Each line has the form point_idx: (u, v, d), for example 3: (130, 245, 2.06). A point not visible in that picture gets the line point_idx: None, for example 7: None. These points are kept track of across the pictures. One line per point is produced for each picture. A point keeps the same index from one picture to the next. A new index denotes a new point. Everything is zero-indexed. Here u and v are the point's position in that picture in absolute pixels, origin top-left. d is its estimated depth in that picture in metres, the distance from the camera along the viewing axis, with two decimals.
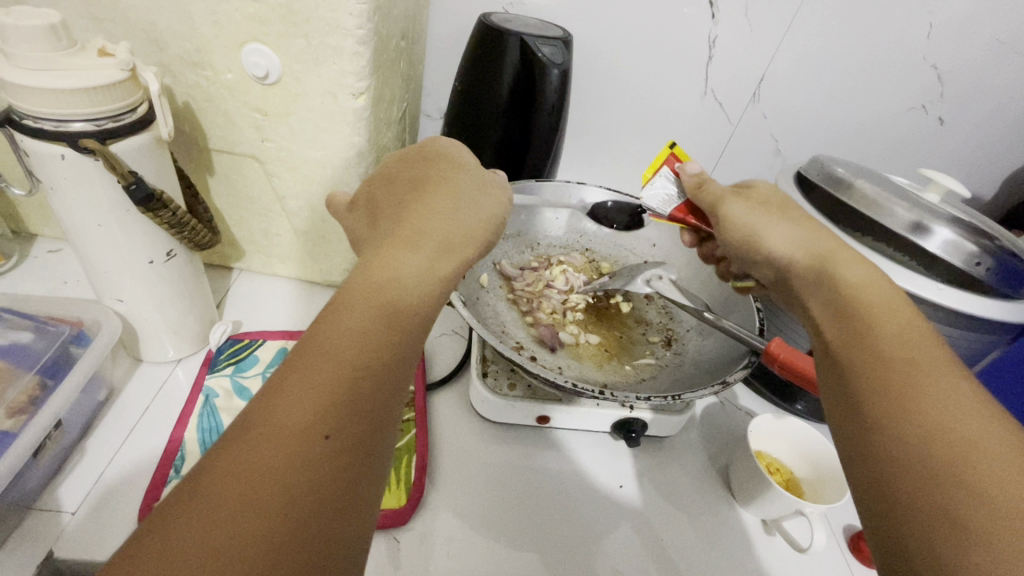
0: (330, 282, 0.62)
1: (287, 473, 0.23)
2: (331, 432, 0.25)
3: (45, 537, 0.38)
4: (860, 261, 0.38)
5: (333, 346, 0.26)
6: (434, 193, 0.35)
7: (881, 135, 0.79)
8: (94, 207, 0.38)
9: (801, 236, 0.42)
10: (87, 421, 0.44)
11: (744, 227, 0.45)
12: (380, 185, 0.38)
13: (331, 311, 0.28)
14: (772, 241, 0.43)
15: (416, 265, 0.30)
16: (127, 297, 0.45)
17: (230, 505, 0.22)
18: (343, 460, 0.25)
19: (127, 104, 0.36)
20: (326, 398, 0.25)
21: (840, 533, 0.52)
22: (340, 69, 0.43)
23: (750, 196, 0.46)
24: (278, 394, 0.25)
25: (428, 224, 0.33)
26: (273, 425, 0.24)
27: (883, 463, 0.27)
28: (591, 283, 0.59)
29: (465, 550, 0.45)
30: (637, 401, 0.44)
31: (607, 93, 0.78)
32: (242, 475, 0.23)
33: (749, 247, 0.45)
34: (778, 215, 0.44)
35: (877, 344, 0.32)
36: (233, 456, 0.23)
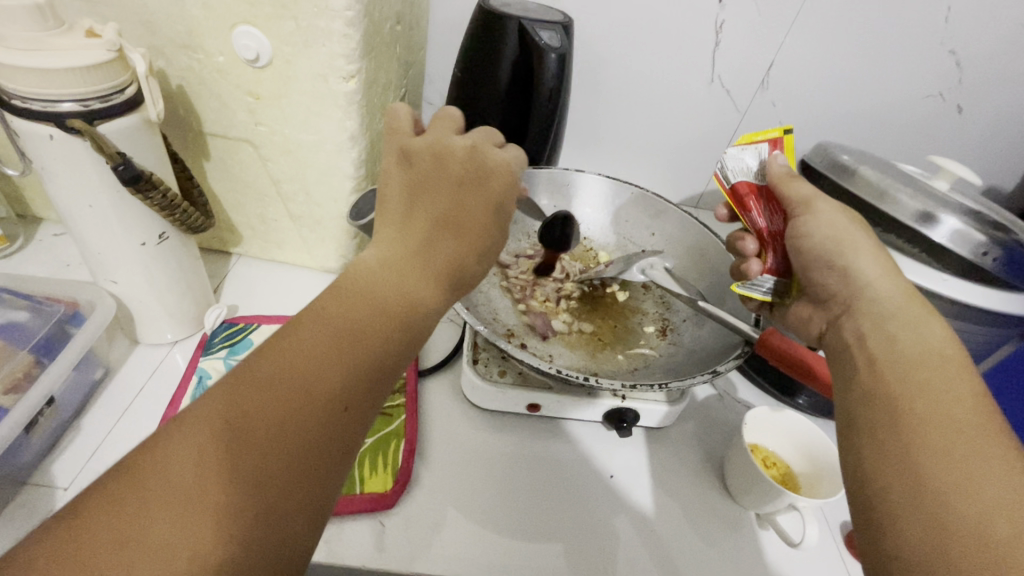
0: (327, 268, 0.62)
1: (305, 432, 0.25)
2: (349, 405, 0.26)
3: (39, 511, 0.39)
4: (926, 311, 0.36)
5: (361, 329, 0.28)
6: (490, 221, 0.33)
7: (896, 124, 0.76)
8: (85, 188, 0.39)
9: (886, 264, 0.40)
10: (82, 399, 0.45)
11: (839, 232, 0.42)
12: (427, 167, 0.34)
13: (362, 297, 0.29)
14: (861, 259, 0.40)
15: (443, 298, 0.31)
16: (122, 278, 0.45)
17: (242, 446, 0.24)
18: (351, 432, 0.27)
19: (115, 85, 0.36)
20: (349, 372, 0.27)
21: (838, 529, 0.50)
22: (330, 51, 0.43)
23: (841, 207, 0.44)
24: (299, 356, 0.26)
25: (471, 258, 0.32)
26: (294, 383, 0.25)
27: (911, 506, 0.28)
28: (587, 271, 0.58)
29: (452, 535, 0.45)
30: (621, 389, 0.44)
31: (612, 80, 0.76)
32: (264, 426, 0.24)
33: (833, 252, 0.41)
34: (866, 237, 0.42)
35: (941, 397, 0.31)
36: (254, 403, 0.24)
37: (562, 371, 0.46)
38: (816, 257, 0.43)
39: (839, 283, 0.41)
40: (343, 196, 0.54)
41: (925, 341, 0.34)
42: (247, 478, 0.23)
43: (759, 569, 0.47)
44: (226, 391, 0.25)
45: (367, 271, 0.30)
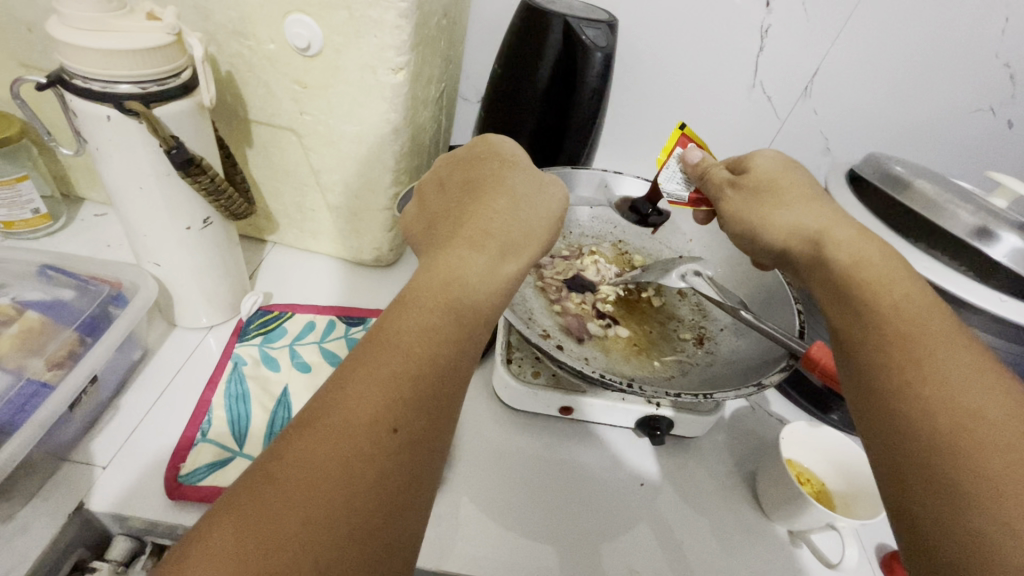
0: (360, 260, 0.62)
1: (356, 463, 0.24)
2: (397, 426, 0.25)
3: (78, 487, 0.39)
4: (848, 227, 0.37)
5: (395, 334, 0.27)
6: (493, 192, 0.35)
7: (941, 138, 0.74)
8: (136, 170, 0.39)
9: (803, 216, 0.38)
10: (121, 378, 0.46)
11: (750, 215, 0.40)
12: (434, 182, 0.38)
13: (396, 308, 0.28)
14: (773, 226, 0.39)
15: (481, 265, 0.30)
16: (164, 261, 0.46)
17: (299, 491, 0.23)
18: (406, 453, 0.25)
19: (173, 68, 0.36)
20: (393, 391, 0.25)
21: (873, 552, 0.49)
22: (380, 42, 0.43)
23: (752, 173, 0.42)
24: (345, 386, 0.26)
25: (490, 223, 0.33)
26: (342, 416, 0.25)
27: (891, 439, 0.28)
28: (622, 275, 0.58)
29: (479, 535, 0.45)
30: (664, 398, 0.43)
31: (650, 83, 0.76)
32: (315, 466, 0.23)
33: (748, 237, 0.41)
34: (782, 195, 0.40)
35: (872, 315, 0.32)
36: (301, 445, 0.24)
37: (603, 375, 0.45)
38: (740, 241, 0.42)
39: (765, 251, 0.41)
40: (381, 189, 0.54)
41: (849, 258, 0.35)
42: (300, 522, 0.22)
43: None
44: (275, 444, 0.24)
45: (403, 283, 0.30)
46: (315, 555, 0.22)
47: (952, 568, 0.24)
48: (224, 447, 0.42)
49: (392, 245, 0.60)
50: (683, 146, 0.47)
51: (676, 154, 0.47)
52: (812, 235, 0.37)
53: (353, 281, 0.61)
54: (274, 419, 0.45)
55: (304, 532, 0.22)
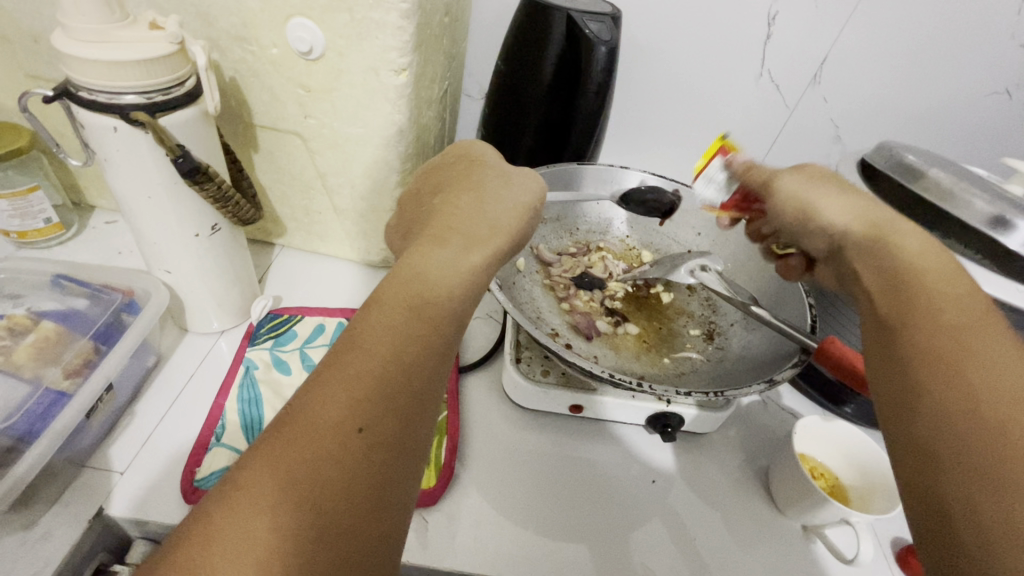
0: (367, 262, 0.62)
1: (323, 465, 0.24)
2: (363, 426, 0.25)
3: (97, 493, 0.40)
4: (882, 222, 0.38)
5: (360, 334, 0.27)
6: (461, 189, 0.35)
7: (956, 123, 0.73)
8: (145, 179, 0.39)
9: (853, 205, 0.40)
10: (136, 385, 0.46)
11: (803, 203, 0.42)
12: (414, 186, 0.39)
13: (363, 311, 0.28)
14: (826, 214, 0.41)
15: (444, 259, 0.30)
16: (175, 268, 0.46)
17: (264, 497, 0.23)
18: (376, 454, 0.25)
19: (177, 77, 0.36)
20: (358, 392, 0.25)
21: (888, 546, 0.49)
22: (383, 44, 0.43)
23: (800, 167, 0.44)
24: (311, 390, 0.26)
25: (455, 219, 0.33)
26: (307, 420, 0.25)
27: (928, 424, 0.28)
28: (630, 271, 0.57)
29: (491, 534, 0.45)
30: (673, 395, 0.43)
31: (655, 76, 0.75)
32: (280, 470, 0.23)
33: (803, 222, 0.42)
34: (832, 187, 0.42)
35: (909, 312, 0.33)
36: (267, 452, 0.24)
37: (611, 374, 0.45)
38: (794, 225, 0.44)
39: (822, 237, 0.42)
40: (388, 190, 0.54)
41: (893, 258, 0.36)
42: (266, 529, 0.22)
43: None
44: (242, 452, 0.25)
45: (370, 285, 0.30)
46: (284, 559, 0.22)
47: (985, 550, 0.24)
48: (236, 450, 0.43)
49: None
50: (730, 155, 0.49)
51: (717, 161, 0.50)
52: (879, 224, 0.38)
53: (360, 282, 0.61)
54: None
55: (269, 536, 0.22)
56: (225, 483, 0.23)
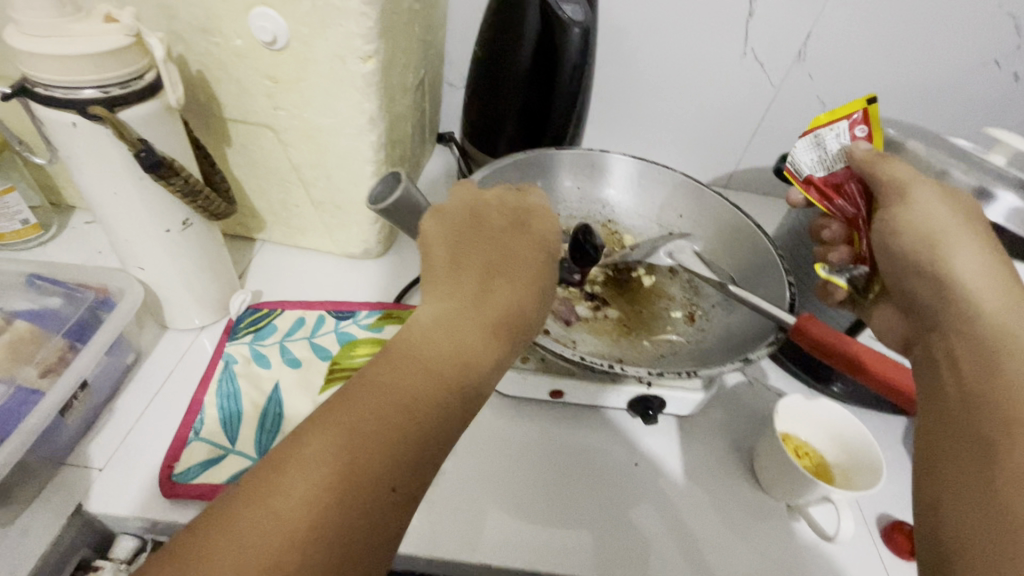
0: (349, 254, 0.62)
1: (355, 514, 0.26)
2: (397, 487, 0.28)
3: (76, 490, 0.40)
4: (1004, 287, 0.37)
5: (412, 399, 0.29)
6: (523, 258, 0.37)
7: (944, 96, 0.72)
8: (110, 175, 0.39)
9: (985, 261, 0.39)
10: (115, 383, 0.46)
11: (936, 227, 0.40)
12: (466, 221, 0.38)
13: (415, 371, 0.30)
14: (955, 256, 0.39)
15: (493, 339, 0.33)
16: (148, 265, 0.46)
17: (297, 533, 0.25)
18: (399, 512, 0.28)
19: (134, 70, 0.36)
20: (397, 454, 0.28)
21: (874, 522, 0.48)
22: (347, 31, 0.42)
23: (939, 194, 0.41)
24: (352, 437, 0.27)
25: (510, 294, 0.35)
26: (348, 468, 0.27)
27: (942, 465, 0.31)
28: (610, 255, 0.56)
29: (473, 521, 0.45)
30: (646, 376, 0.43)
31: (638, 58, 0.74)
32: (315, 512, 0.25)
33: (925, 252, 0.40)
34: (968, 228, 0.40)
35: (991, 374, 0.32)
36: (303, 487, 0.26)
37: (585, 357, 0.45)
38: (906, 254, 0.42)
39: (930, 285, 0.40)
40: (364, 181, 0.53)
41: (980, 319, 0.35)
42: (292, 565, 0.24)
43: (790, 562, 0.46)
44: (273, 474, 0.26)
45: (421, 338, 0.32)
46: None
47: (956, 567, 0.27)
48: (216, 445, 0.43)
49: (379, 237, 0.60)
50: (861, 126, 0.48)
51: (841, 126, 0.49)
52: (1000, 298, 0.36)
53: (342, 274, 0.61)
54: (266, 415, 0.46)
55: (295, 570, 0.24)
56: (255, 502, 0.26)
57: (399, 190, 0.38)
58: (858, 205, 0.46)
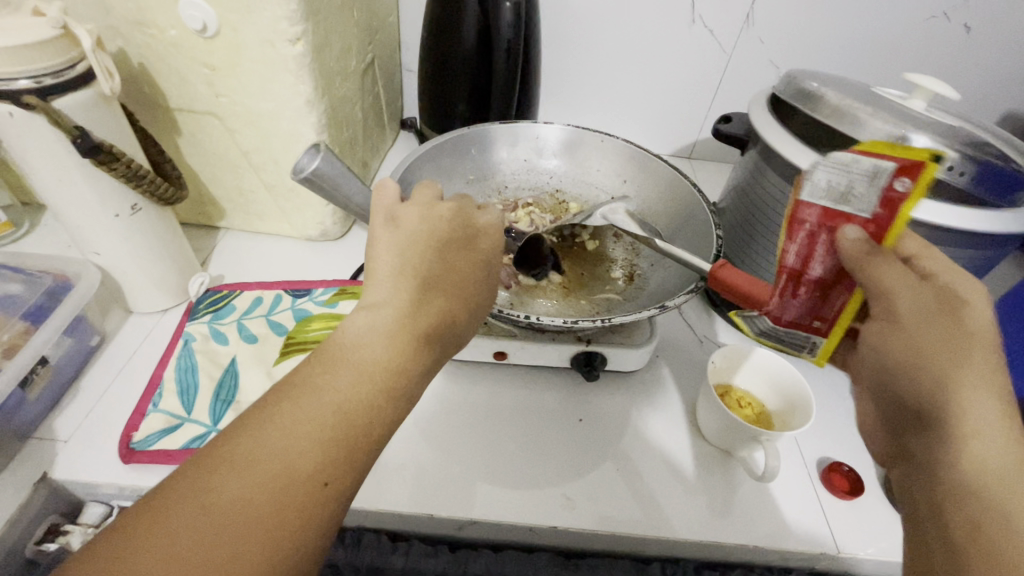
0: (308, 236, 0.64)
1: (284, 512, 0.25)
2: (331, 480, 0.27)
3: (41, 461, 0.43)
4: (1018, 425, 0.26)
5: (349, 395, 0.29)
6: (459, 255, 0.35)
7: (898, 52, 0.73)
8: (53, 163, 0.41)
9: (994, 379, 0.27)
10: (80, 363, 0.49)
11: (917, 341, 0.29)
12: (412, 222, 0.36)
13: (348, 368, 0.30)
14: (956, 389, 0.27)
15: (427, 338, 0.32)
16: (103, 250, 0.48)
17: (226, 529, 0.24)
18: (337, 507, 0.27)
19: (65, 61, 0.38)
20: (330, 450, 0.27)
21: (813, 466, 0.50)
22: (272, 15, 0.44)
23: (925, 297, 0.30)
24: (282, 432, 0.27)
25: (446, 292, 0.34)
26: (281, 463, 0.26)
27: None
28: (557, 222, 0.58)
29: (421, 479, 0.46)
30: (559, 323, 0.44)
31: (587, 32, 0.75)
32: (246, 508, 0.25)
33: (912, 372, 0.29)
34: (969, 344, 0.29)
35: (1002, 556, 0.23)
36: (231, 484, 0.25)
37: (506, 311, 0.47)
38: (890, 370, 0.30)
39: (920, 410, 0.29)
40: None
41: (961, 461, 0.26)
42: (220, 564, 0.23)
43: (729, 504, 0.47)
44: (201, 471, 0.25)
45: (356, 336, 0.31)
46: None
47: None
48: (173, 415, 0.46)
49: (334, 218, 0.62)
50: (908, 179, 0.29)
51: (891, 165, 0.30)
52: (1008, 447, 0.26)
53: (302, 256, 0.63)
54: (221, 386, 0.48)
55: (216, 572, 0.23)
56: (177, 500, 0.24)
57: (319, 159, 0.40)
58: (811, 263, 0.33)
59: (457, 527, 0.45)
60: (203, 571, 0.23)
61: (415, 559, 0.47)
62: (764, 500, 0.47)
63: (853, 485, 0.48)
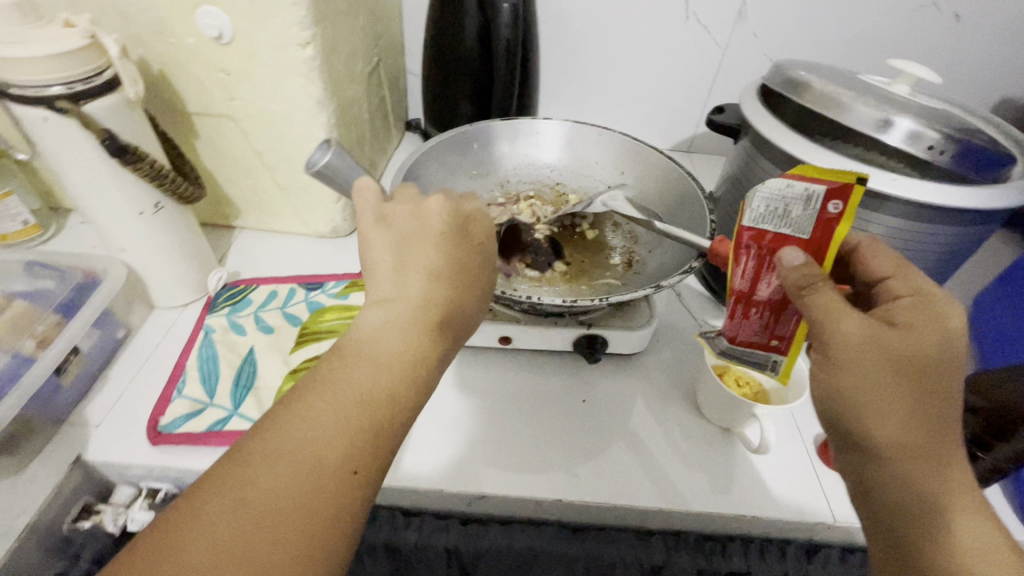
0: (319, 233, 0.67)
1: (321, 497, 0.28)
2: (357, 469, 0.29)
3: (75, 444, 0.46)
4: (939, 440, 0.29)
5: (366, 388, 0.31)
6: (459, 249, 0.37)
7: (888, 42, 0.74)
8: (84, 164, 0.44)
9: (911, 405, 0.29)
10: (108, 355, 0.52)
11: (850, 378, 0.30)
12: (411, 220, 0.38)
13: (361, 363, 0.32)
14: (874, 415, 0.30)
15: (435, 333, 0.34)
16: (128, 247, 0.51)
17: (265, 518, 0.26)
18: (365, 492, 0.29)
19: (92, 69, 0.41)
20: (353, 441, 0.29)
21: (810, 441, 0.52)
22: (283, 21, 0.47)
23: (864, 331, 0.31)
24: (307, 426, 0.29)
25: (448, 288, 0.36)
26: (309, 454, 0.28)
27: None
28: (558, 212, 0.60)
29: (431, 458, 0.49)
30: (558, 304, 0.46)
31: (585, 30, 0.77)
32: (282, 497, 0.27)
33: (844, 402, 0.31)
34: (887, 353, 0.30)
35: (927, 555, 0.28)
36: (266, 477, 0.27)
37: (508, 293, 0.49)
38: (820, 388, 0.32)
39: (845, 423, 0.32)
40: None
41: (892, 476, 0.30)
42: (262, 549, 0.26)
43: (728, 478, 0.49)
44: (233, 467, 0.28)
45: (367, 333, 0.33)
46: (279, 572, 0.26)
47: None
48: (197, 400, 0.48)
49: (344, 215, 0.65)
50: (841, 202, 0.32)
51: (822, 191, 0.32)
52: (920, 453, 0.29)
53: (313, 252, 0.66)
54: (241, 373, 0.51)
55: (260, 559, 0.26)
56: (215, 494, 0.27)
57: (330, 153, 0.42)
58: (759, 283, 0.36)
59: (467, 501, 0.47)
60: (248, 556, 0.25)
61: (427, 533, 0.49)
62: (763, 474, 0.49)
63: None
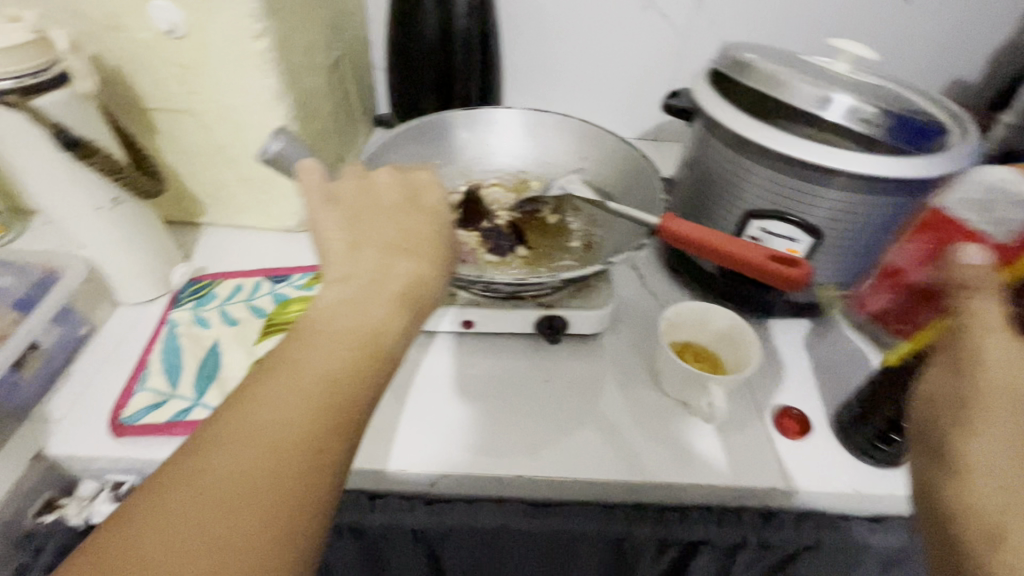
0: (285, 227, 0.67)
1: (284, 481, 0.27)
2: (322, 446, 0.29)
3: (36, 439, 0.46)
4: None
5: (326, 364, 0.31)
6: (412, 226, 0.38)
7: (842, 26, 0.76)
8: (37, 159, 0.44)
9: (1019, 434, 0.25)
10: (70, 351, 0.52)
11: (974, 387, 0.27)
12: (362, 200, 0.39)
13: (318, 340, 0.32)
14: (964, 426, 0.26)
15: (395, 307, 0.34)
16: (87, 242, 0.51)
17: (225, 502, 0.26)
18: (331, 470, 0.29)
19: (37, 64, 0.41)
20: (315, 419, 0.29)
21: (767, 412, 0.53)
22: (235, 13, 0.48)
23: None
24: (266, 407, 0.29)
25: (404, 264, 0.36)
26: (269, 436, 0.28)
27: None
28: (519, 199, 0.61)
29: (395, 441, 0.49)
30: (510, 283, 0.47)
31: (546, 22, 0.79)
32: (242, 480, 0.27)
33: (945, 408, 0.28)
34: None
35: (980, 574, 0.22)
36: (225, 462, 0.27)
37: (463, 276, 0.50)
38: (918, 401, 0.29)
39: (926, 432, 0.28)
40: None
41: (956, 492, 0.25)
42: (223, 534, 0.26)
43: (687, 450, 0.50)
44: (194, 455, 0.28)
45: (323, 311, 0.33)
46: (242, 556, 0.26)
47: None
48: (158, 391, 0.49)
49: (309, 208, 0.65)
50: None
51: None
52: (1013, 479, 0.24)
53: (280, 246, 0.66)
54: (204, 364, 0.51)
55: (222, 543, 0.26)
56: (175, 482, 0.27)
57: (282, 140, 0.43)
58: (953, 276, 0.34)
59: (430, 482, 0.48)
60: (209, 542, 0.25)
61: (393, 516, 0.50)
62: (719, 445, 0.50)
63: (802, 426, 0.51)
